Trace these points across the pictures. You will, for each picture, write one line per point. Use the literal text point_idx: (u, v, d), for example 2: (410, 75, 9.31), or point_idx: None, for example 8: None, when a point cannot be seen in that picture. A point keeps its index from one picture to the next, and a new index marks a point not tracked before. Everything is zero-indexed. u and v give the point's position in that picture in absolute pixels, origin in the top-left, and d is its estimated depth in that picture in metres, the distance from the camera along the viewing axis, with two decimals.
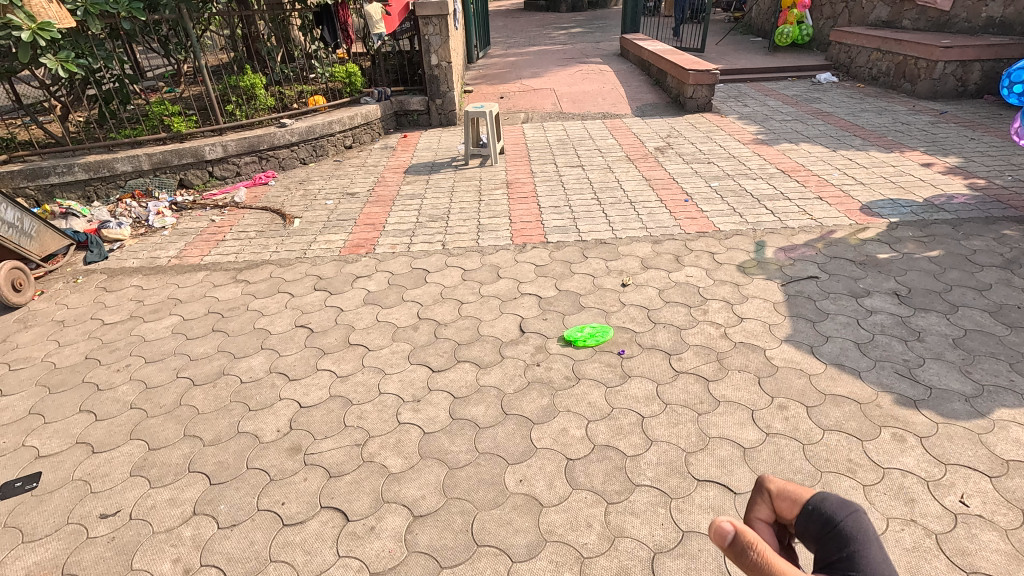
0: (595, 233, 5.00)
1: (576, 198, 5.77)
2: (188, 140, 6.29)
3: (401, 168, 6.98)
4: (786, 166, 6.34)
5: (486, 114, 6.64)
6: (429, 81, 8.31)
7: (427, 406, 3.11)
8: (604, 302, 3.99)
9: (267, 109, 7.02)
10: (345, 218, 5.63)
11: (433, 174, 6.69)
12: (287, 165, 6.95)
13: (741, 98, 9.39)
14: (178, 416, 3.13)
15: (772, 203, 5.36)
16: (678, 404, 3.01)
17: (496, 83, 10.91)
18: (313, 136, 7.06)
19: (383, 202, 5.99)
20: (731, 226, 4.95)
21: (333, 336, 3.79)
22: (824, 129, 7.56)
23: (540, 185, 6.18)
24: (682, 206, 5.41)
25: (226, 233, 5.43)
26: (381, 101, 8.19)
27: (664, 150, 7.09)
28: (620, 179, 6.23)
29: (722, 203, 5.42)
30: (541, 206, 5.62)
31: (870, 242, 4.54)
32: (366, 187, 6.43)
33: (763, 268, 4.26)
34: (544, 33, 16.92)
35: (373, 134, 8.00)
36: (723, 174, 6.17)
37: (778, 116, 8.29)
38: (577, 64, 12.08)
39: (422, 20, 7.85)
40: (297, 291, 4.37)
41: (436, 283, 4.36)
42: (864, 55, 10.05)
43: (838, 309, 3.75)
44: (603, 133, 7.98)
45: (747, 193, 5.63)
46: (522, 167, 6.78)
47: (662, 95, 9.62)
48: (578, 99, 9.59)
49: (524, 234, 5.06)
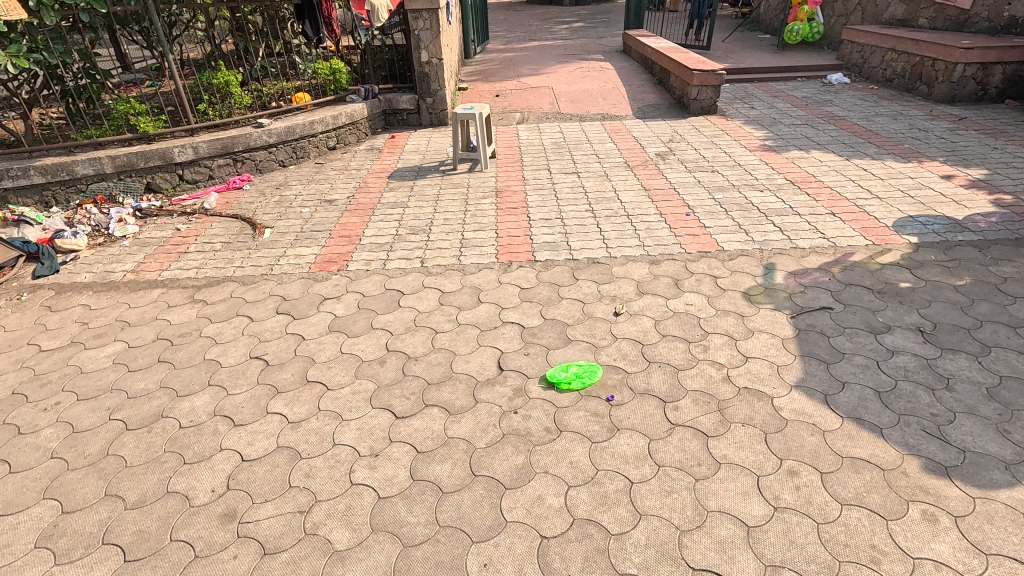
0: (587, 251, 4.60)
1: (569, 209, 5.37)
2: (156, 142, 5.90)
3: (385, 172, 6.57)
4: (796, 176, 5.92)
5: (476, 116, 6.23)
6: (419, 79, 7.89)
7: (386, 463, 2.72)
8: (593, 334, 3.59)
9: (243, 107, 6.60)
10: (320, 229, 5.24)
11: (418, 180, 6.28)
12: (265, 167, 6.55)
13: (748, 99, 8.95)
14: (103, 469, 2.75)
15: (780, 219, 4.95)
16: (673, 467, 2.61)
17: (492, 80, 10.48)
18: (293, 136, 6.66)
19: (362, 210, 5.58)
20: (736, 245, 4.55)
21: (290, 371, 3.40)
22: (836, 135, 7.12)
23: (531, 194, 5.77)
24: (683, 221, 5.01)
25: (190, 244, 5.04)
26: (368, 100, 7.77)
27: (665, 156, 6.67)
28: (617, 188, 5.81)
29: (726, 218, 5.01)
30: (531, 218, 5.22)
31: (890, 267, 4.13)
32: (345, 194, 6.02)
33: (771, 296, 3.86)
34: (545, 27, 16.45)
35: (358, 135, 7.59)
36: (727, 185, 5.76)
37: (787, 120, 7.85)
38: (578, 60, 11.62)
39: (411, 14, 7.44)
40: (258, 314, 3.98)
41: (410, 307, 3.97)
42: (878, 55, 9.58)
43: (855, 348, 3.34)
44: (602, 136, 7.55)
45: (753, 207, 5.22)
46: (513, 174, 6.36)
47: (665, 95, 9.17)
48: (577, 99, 9.16)
49: (510, 251, 4.66)
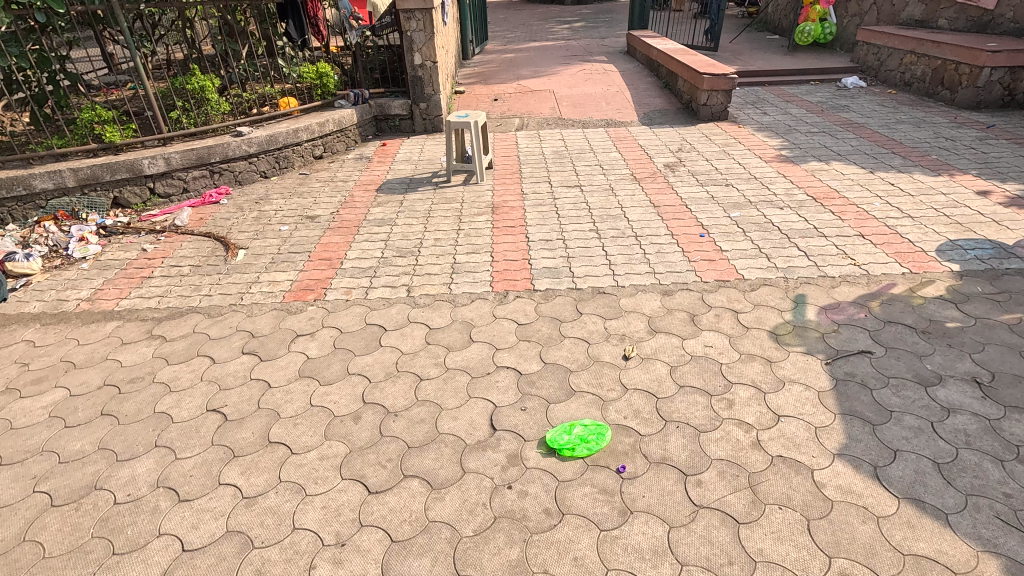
0: (592, 279, 4.15)
1: (572, 229, 4.91)
2: (124, 152, 5.45)
3: (374, 184, 6.11)
4: (817, 191, 5.45)
5: (471, 125, 5.78)
6: (412, 83, 7.45)
7: (353, 557, 2.27)
8: (600, 384, 3.13)
9: (221, 113, 6.15)
10: (298, 250, 4.79)
11: (408, 194, 5.83)
12: (244, 179, 6.11)
13: (760, 104, 8.49)
14: (14, 562, 2.30)
15: (803, 241, 4.51)
16: (699, 567, 2.16)
17: (490, 83, 10.02)
18: (275, 146, 6.22)
19: (346, 228, 5.12)
20: (757, 273, 4.10)
21: (250, 428, 2.94)
22: (857, 144, 6.66)
23: (530, 210, 5.32)
24: (696, 243, 4.55)
25: (155, 268, 4.59)
26: (357, 105, 7.33)
27: (674, 167, 6.20)
28: (623, 203, 5.36)
29: (743, 240, 4.56)
30: (530, 239, 4.76)
31: (932, 302, 3.68)
32: (329, 209, 5.56)
33: (801, 337, 3.41)
34: (545, 27, 15.98)
35: (347, 142, 7.14)
36: (743, 200, 5.30)
37: (803, 127, 7.39)
38: (580, 62, 11.15)
39: (403, 14, 6.99)
40: (221, 354, 3.52)
41: (393, 346, 3.52)
42: (895, 57, 9.13)
43: (903, 405, 2.89)
44: (606, 144, 7.09)
45: (774, 227, 4.76)
46: (511, 187, 5.90)
47: (672, 99, 8.71)
48: (578, 103, 8.71)
49: (506, 278, 4.21)
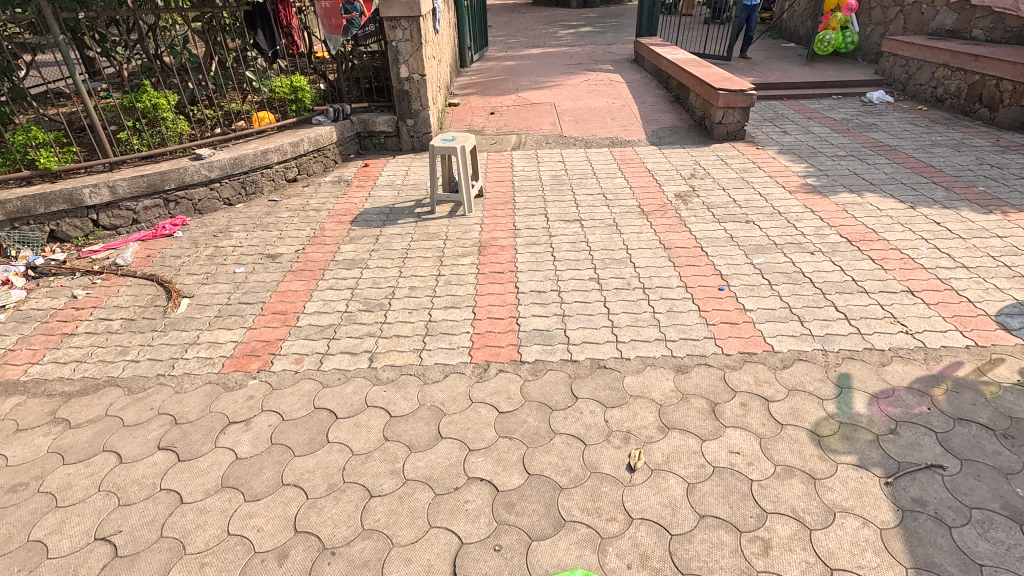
0: (591, 346, 3.47)
1: (569, 277, 4.23)
2: (62, 180, 4.82)
3: (348, 215, 5.43)
4: (851, 231, 4.75)
5: (457, 150, 5.13)
6: (398, 98, 6.81)
7: None
8: (597, 510, 2.45)
9: (178, 134, 5.50)
10: (251, 298, 4.14)
11: (386, 227, 5.17)
12: (204, 207, 5.48)
13: (779, 122, 7.80)
14: None
15: (839, 298, 3.82)
16: None
17: (488, 94, 9.36)
18: (240, 169, 5.59)
19: (309, 272, 4.46)
20: (788, 343, 3.41)
21: (142, 570, 2.28)
22: (890, 171, 5.97)
23: (522, 251, 4.64)
24: (715, 300, 3.86)
25: (82, 321, 3.93)
26: (337, 121, 6.68)
27: (686, 198, 5.51)
28: (629, 244, 4.68)
29: (769, 297, 3.87)
30: (519, 290, 4.09)
31: (1011, 391, 2.98)
32: (293, 247, 4.87)
33: (851, 442, 2.72)
34: (549, 32, 15.31)
35: (325, 163, 6.51)
36: (766, 241, 4.62)
37: (828, 149, 6.70)
38: (585, 72, 10.47)
39: (388, 22, 6.37)
40: (130, 450, 2.86)
41: (342, 443, 2.84)
42: (926, 71, 8.41)
43: (995, 555, 2.19)
44: (610, 167, 6.41)
45: (805, 279, 4.07)
46: (502, 220, 5.21)
47: (683, 115, 8.02)
48: (581, 118, 8.04)
49: (489, 343, 3.53)
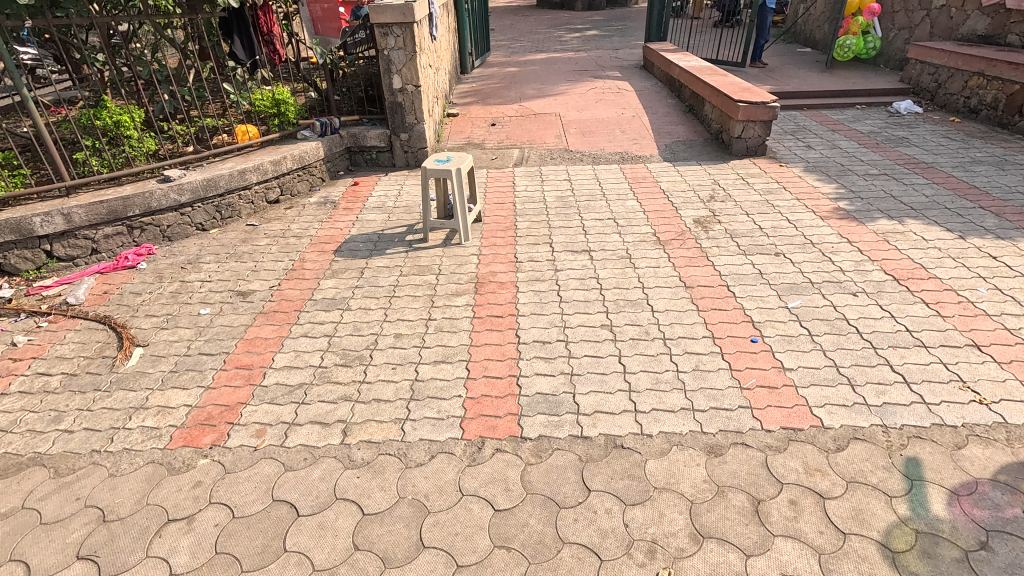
0: (605, 416, 2.94)
1: (578, 323, 3.70)
2: (11, 207, 4.31)
3: (332, 243, 4.92)
4: (896, 266, 4.21)
5: (452, 173, 4.62)
6: (391, 111, 6.31)
7: None
8: None
9: (146, 154, 5.00)
10: (214, 348, 3.61)
11: (374, 257, 4.66)
12: (175, 234, 4.98)
13: (801, 135, 7.26)
14: None
15: (892, 355, 3.28)
16: None
17: (489, 103, 8.84)
18: (214, 192, 5.09)
19: (283, 314, 3.95)
20: (840, 417, 2.86)
21: None
22: (930, 193, 5.42)
23: (524, 289, 4.12)
24: (748, 356, 3.32)
25: (17, 376, 3.42)
26: (324, 136, 6.18)
27: (706, 225, 4.97)
28: (645, 281, 4.14)
29: (811, 352, 3.33)
30: (520, 339, 3.55)
31: None
32: (267, 282, 4.35)
33: (935, 561, 2.17)
34: (553, 35, 14.78)
35: (310, 181, 6.02)
36: (800, 279, 4.08)
37: (858, 167, 6.16)
38: (591, 79, 9.94)
39: (379, 29, 5.88)
40: (42, 560, 2.34)
41: (301, 554, 2.32)
42: (958, 79, 7.86)
43: None
44: (621, 188, 5.88)
45: (851, 328, 3.53)
46: (502, 250, 4.69)
47: (697, 127, 7.48)
48: (588, 130, 7.52)
49: (485, 411, 3.00)
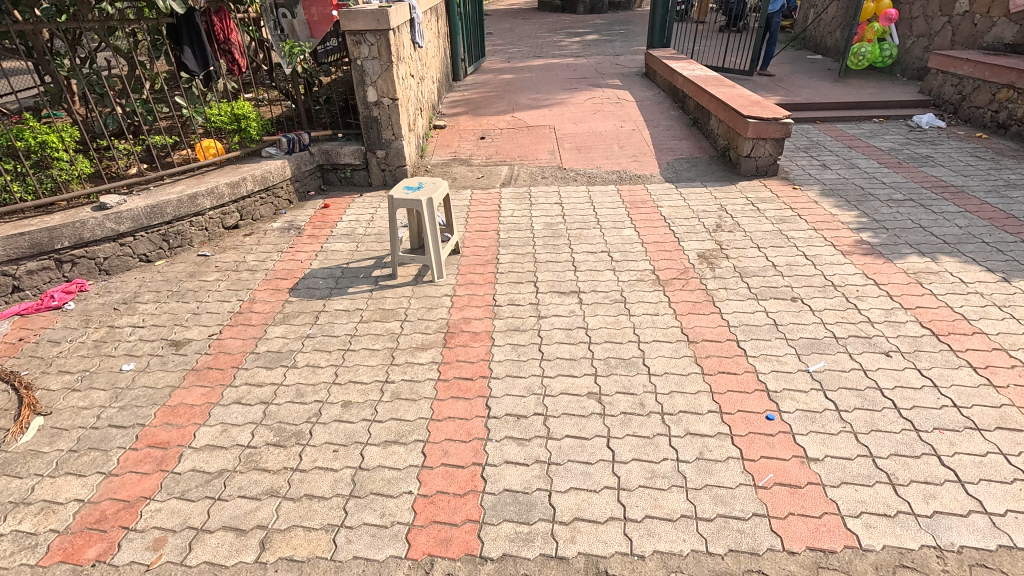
0: (587, 527, 2.36)
1: (561, 389, 3.12)
2: None
3: (288, 279, 4.36)
4: (934, 317, 3.62)
5: (422, 204, 4.05)
6: (366, 126, 5.76)
7: None
8: None
9: (81, 177, 4.45)
10: (127, 419, 3.05)
11: (332, 298, 4.09)
12: (114, 267, 4.44)
13: (815, 152, 6.68)
14: None
15: (939, 442, 2.70)
16: None
17: (480, 114, 8.27)
18: (159, 219, 4.54)
19: (218, 372, 3.39)
20: (881, 534, 2.28)
21: None
22: (965, 223, 4.83)
23: (500, 342, 3.54)
24: (763, 440, 2.74)
25: None
26: (291, 153, 5.62)
27: (712, 261, 4.40)
28: (641, 334, 3.56)
29: (839, 435, 2.75)
30: (491, 412, 2.98)
31: None
32: (207, 329, 3.79)
33: None
34: (552, 40, 14.21)
35: (275, 204, 5.47)
36: (822, 333, 3.50)
37: (880, 190, 5.57)
38: (590, 87, 9.37)
39: (350, 37, 5.33)
40: None
41: None
42: (985, 91, 7.27)
43: None
44: (618, 213, 5.31)
45: (887, 403, 2.94)
46: (479, 290, 4.12)
47: (703, 143, 6.91)
48: (584, 145, 6.95)
49: (438, 516, 2.43)
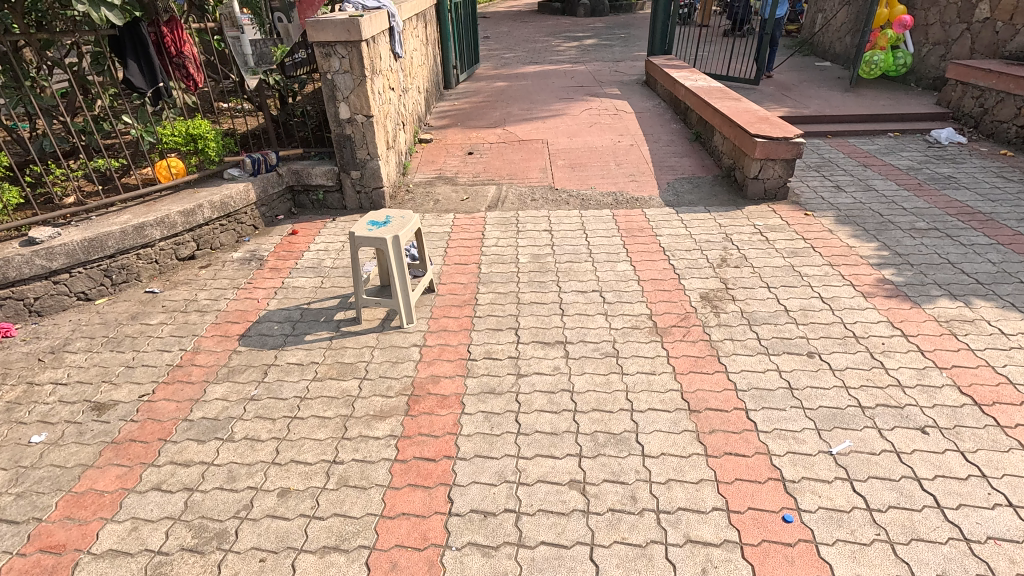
0: None
1: (538, 475, 2.63)
2: None
3: (240, 324, 3.88)
4: (977, 381, 3.12)
5: (387, 242, 3.57)
6: (339, 145, 5.28)
7: None
8: None
9: (10, 208, 4.00)
10: (24, 510, 2.58)
11: (286, 348, 3.61)
12: (47, 307, 3.97)
13: (827, 172, 6.19)
14: None
15: (996, 558, 2.20)
16: None
17: (470, 126, 7.79)
18: (99, 253, 4.07)
19: (140, 445, 2.91)
20: None
21: None
22: (1000, 259, 4.32)
23: (471, 408, 3.06)
24: (779, 552, 2.26)
25: None
26: (256, 175, 5.16)
27: (716, 304, 3.92)
28: (635, 400, 3.07)
29: (872, 547, 2.26)
30: (452, 507, 2.50)
31: None
32: (138, 388, 3.31)
33: None
34: (550, 45, 13.75)
35: (237, 231, 4.99)
36: (845, 402, 3.01)
37: (901, 217, 5.07)
38: (587, 97, 8.89)
39: (320, 48, 4.86)
40: None
41: None
42: (1010, 105, 6.77)
43: None
44: (613, 243, 4.82)
45: (928, 500, 2.45)
46: (452, 339, 3.63)
47: (706, 160, 6.42)
48: (578, 162, 6.47)
49: None
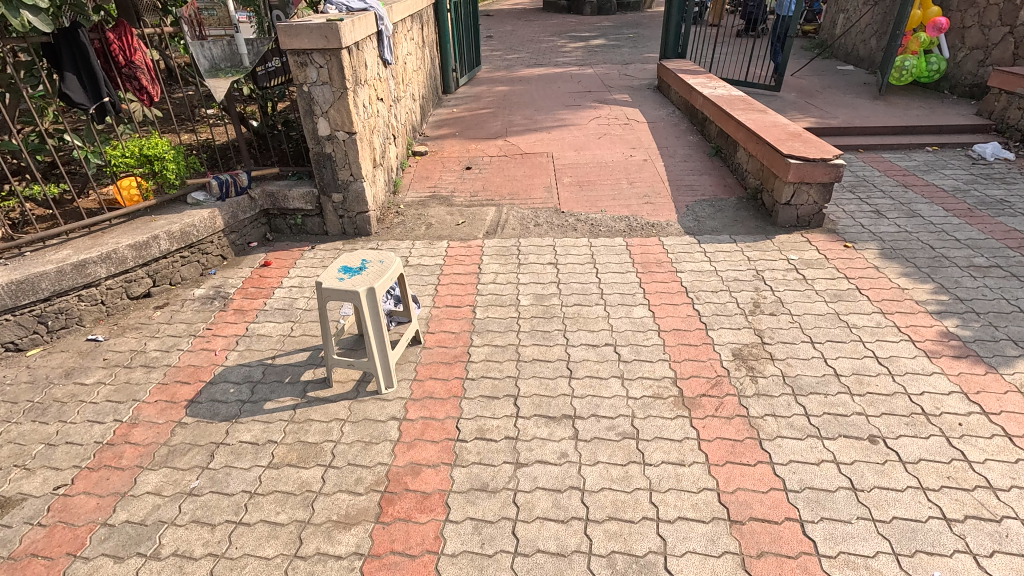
0: None
1: None
2: None
3: (189, 386, 3.29)
4: None
5: (360, 296, 2.98)
6: (318, 164, 4.69)
7: None
8: None
9: None
10: None
11: (240, 421, 3.02)
12: None
13: (864, 193, 5.56)
14: None
15: None
16: None
17: (468, 137, 7.18)
18: (29, 298, 3.49)
19: (41, 564, 2.32)
20: None
21: None
22: None
23: (458, 513, 2.46)
24: None
25: None
26: (224, 199, 4.56)
27: (753, 365, 3.31)
28: (662, 506, 2.47)
29: None
30: None
31: None
32: (55, 476, 2.72)
33: None
34: (555, 45, 13.10)
35: (201, 263, 4.41)
36: (925, 512, 2.40)
37: (956, 251, 4.45)
38: (596, 104, 8.26)
39: (295, 56, 4.27)
40: None
41: None
42: None
43: None
44: (627, 281, 4.21)
45: None
46: (438, 411, 3.03)
47: (728, 178, 5.80)
48: (587, 180, 5.86)
49: None
